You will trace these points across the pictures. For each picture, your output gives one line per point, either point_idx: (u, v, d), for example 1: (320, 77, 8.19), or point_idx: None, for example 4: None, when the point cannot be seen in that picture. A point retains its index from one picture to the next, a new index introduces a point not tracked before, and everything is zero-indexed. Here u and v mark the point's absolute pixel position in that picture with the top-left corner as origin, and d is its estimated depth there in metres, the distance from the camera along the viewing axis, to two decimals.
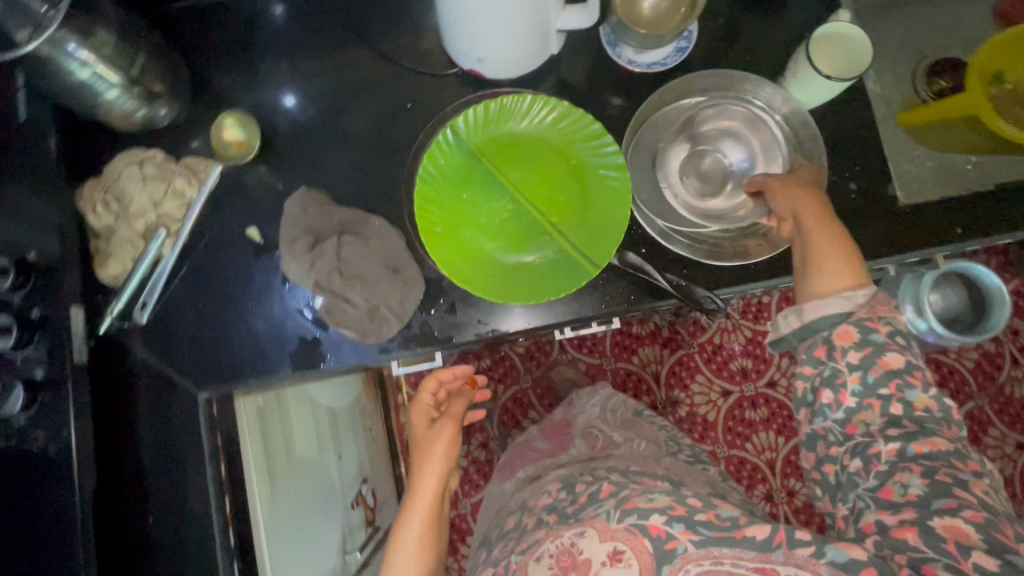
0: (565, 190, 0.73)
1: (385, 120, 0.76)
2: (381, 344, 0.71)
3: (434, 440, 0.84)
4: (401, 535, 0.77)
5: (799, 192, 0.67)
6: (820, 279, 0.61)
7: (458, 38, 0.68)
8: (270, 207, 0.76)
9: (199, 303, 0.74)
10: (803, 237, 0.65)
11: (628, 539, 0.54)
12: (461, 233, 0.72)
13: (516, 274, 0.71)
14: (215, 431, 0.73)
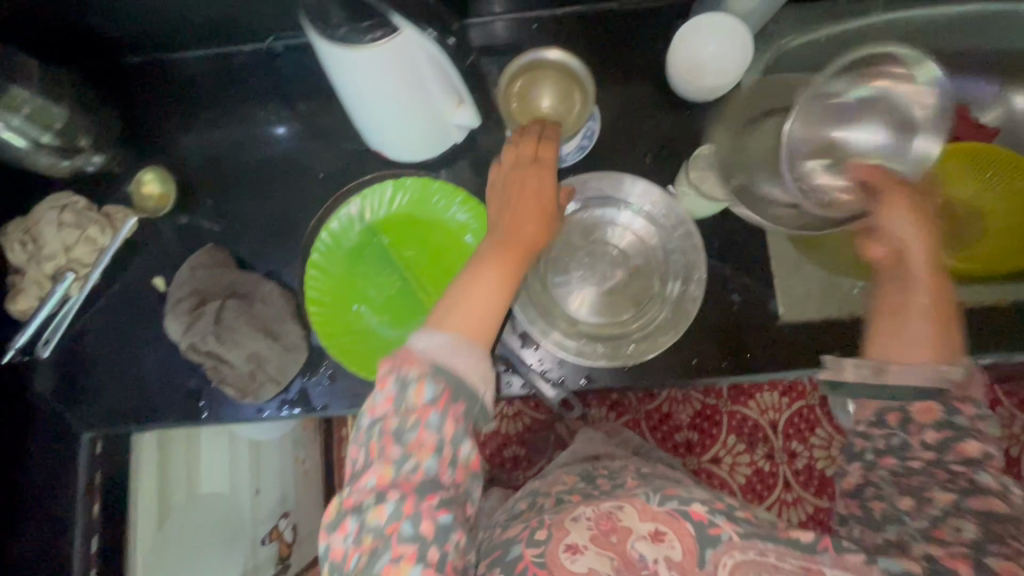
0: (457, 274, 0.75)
1: (298, 186, 0.81)
2: (258, 405, 0.74)
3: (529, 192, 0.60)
4: (470, 296, 0.52)
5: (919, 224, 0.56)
6: (906, 345, 0.52)
7: (364, 112, 0.66)
8: (180, 257, 0.80)
9: (103, 347, 0.79)
10: (904, 275, 0.55)
11: (670, 522, 0.51)
12: (347, 305, 0.74)
13: (393, 350, 0.73)
14: (93, 470, 0.76)
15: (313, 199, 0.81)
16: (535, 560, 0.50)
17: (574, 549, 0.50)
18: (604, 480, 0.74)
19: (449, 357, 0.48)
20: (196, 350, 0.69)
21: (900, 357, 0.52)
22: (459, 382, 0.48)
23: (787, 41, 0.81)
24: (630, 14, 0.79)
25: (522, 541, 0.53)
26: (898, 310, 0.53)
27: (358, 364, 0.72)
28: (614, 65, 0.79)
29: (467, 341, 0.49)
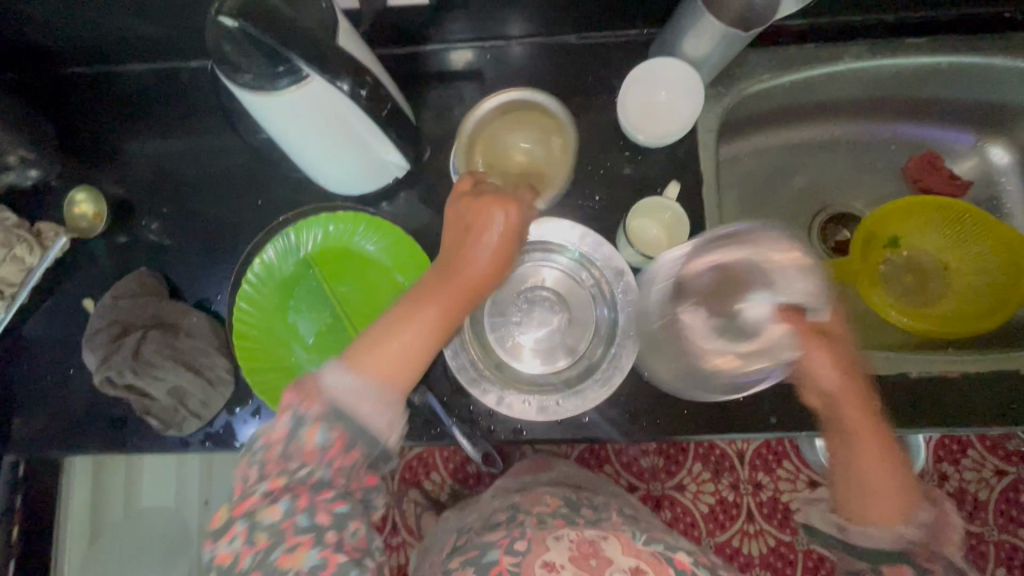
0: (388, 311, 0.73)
1: (236, 210, 0.79)
2: (182, 438, 0.73)
3: (479, 231, 0.55)
4: (395, 346, 0.51)
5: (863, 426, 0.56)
6: (868, 504, 0.55)
7: (298, 148, 0.63)
8: (111, 279, 0.78)
9: (28, 367, 0.77)
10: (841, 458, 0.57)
11: (651, 561, 0.59)
12: (277, 345, 0.73)
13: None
14: (14, 494, 0.76)
15: (254, 227, 0.78)
16: (511, 566, 0.58)
17: (551, 568, 0.57)
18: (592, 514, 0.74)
19: (351, 400, 0.48)
20: (113, 383, 0.67)
21: (876, 521, 0.55)
22: (357, 425, 0.47)
23: (748, 85, 0.79)
24: (586, 51, 0.76)
25: (504, 550, 0.61)
26: (862, 471, 0.56)
27: (283, 406, 0.70)
28: (568, 102, 0.76)
29: (378, 394, 0.49)
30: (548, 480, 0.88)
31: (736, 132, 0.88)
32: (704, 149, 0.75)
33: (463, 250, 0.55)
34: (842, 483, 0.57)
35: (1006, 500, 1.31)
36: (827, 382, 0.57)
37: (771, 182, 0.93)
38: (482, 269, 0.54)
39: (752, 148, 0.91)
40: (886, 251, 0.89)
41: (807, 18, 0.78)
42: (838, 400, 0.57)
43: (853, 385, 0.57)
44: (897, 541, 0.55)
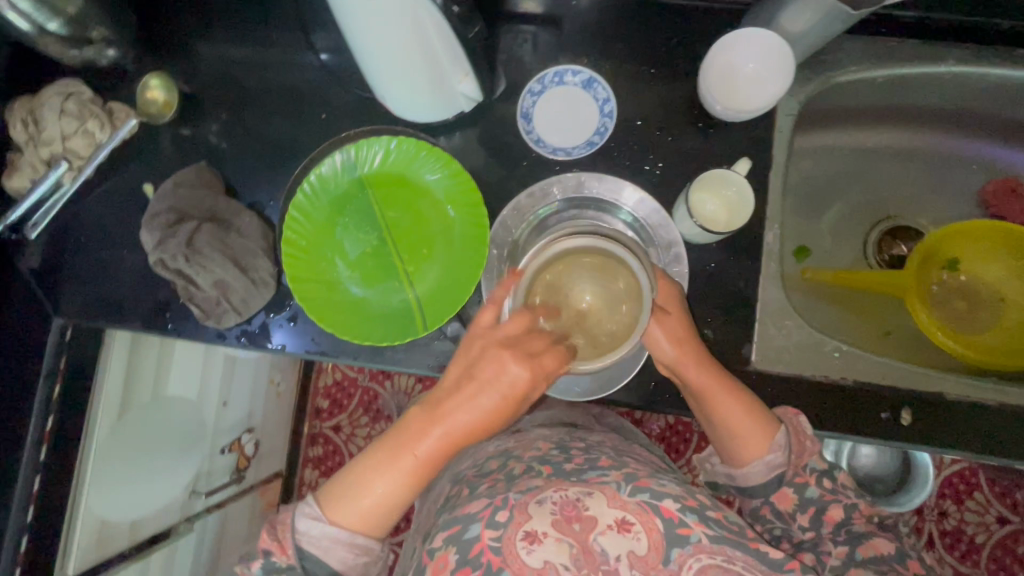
0: (434, 243, 0.75)
1: (298, 121, 0.79)
2: (220, 330, 0.76)
3: (464, 390, 0.58)
4: (371, 495, 0.57)
5: (707, 380, 0.62)
6: (737, 447, 0.61)
7: (373, 63, 0.63)
8: (170, 169, 0.80)
9: (85, 240, 0.81)
10: (706, 412, 0.63)
11: (639, 514, 0.51)
12: (321, 257, 0.74)
13: (355, 309, 0.73)
14: (59, 356, 0.81)
15: (314, 141, 0.79)
16: (493, 544, 0.50)
17: (532, 540, 0.50)
18: (581, 455, 0.68)
19: (322, 549, 0.58)
20: (165, 266, 0.70)
21: (749, 455, 0.60)
22: (317, 563, 0.58)
23: (839, 74, 0.75)
24: (674, 12, 0.73)
25: (483, 521, 0.52)
26: (714, 420, 0.62)
27: (320, 314, 0.72)
28: (646, 63, 0.74)
29: (349, 544, 0.58)
30: (541, 422, 0.87)
31: (814, 123, 0.84)
32: (778, 133, 0.73)
33: (444, 405, 0.58)
34: (713, 433, 0.63)
35: (1002, 546, 1.30)
36: (665, 354, 0.64)
37: (836, 182, 0.90)
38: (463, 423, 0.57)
39: (824, 143, 0.88)
40: (940, 273, 0.86)
41: (920, 11, 0.73)
42: (679, 368, 0.63)
43: (690, 348, 0.63)
44: (771, 467, 0.60)
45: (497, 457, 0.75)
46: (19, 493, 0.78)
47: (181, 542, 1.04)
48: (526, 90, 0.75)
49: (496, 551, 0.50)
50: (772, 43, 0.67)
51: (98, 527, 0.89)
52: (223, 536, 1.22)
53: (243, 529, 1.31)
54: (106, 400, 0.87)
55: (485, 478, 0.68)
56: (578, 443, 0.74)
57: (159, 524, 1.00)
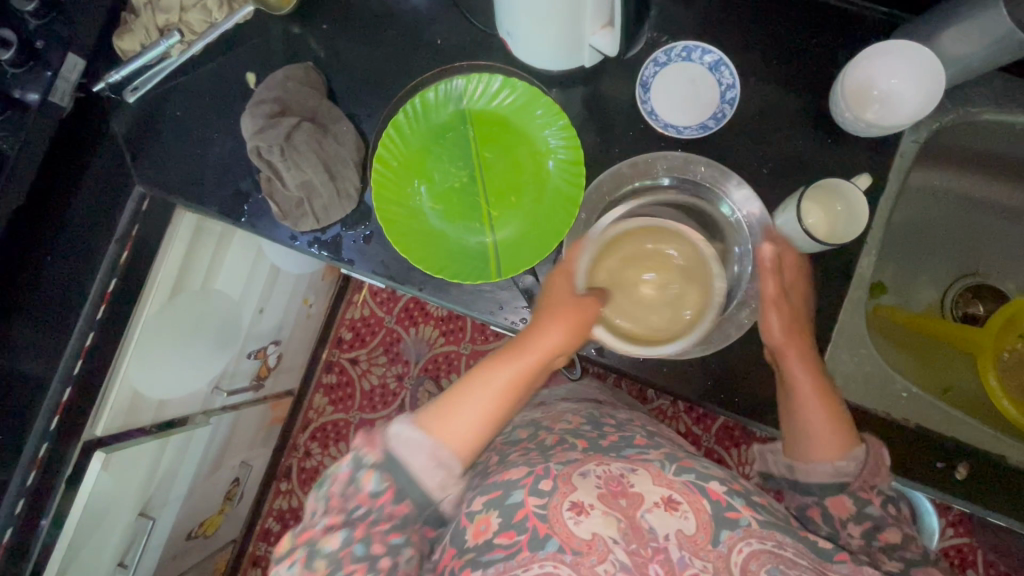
0: (523, 194, 0.74)
1: (412, 40, 0.78)
2: (293, 232, 0.76)
3: (563, 316, 0.60)
4: (461, 403, 0.57)
5: (800, 375, 0.61)
6: (811, 448, 0.60)
7: (518, 11, 0.61)
8: (274, 64, 0.80)
9: (181, 116, 0.81)
10: (790, 404, 0.62)
11: (686, 493, 0.51)
12: (408, 181, 0.73)
13: (432, 240, 0.73)
14: (133, 223, 0.83)
15: (424, 66, 0.78)
16: (537, 510, 0.50)
17: (579, 511, 0.49)
18: (614, 432, 0.66)
19: (408, 452, 0.55)
20: (260, 154, 0.71)
21: (816, 459, 0.59)
22: (400, 468, 0.54)
23: (978, 112, 0.71)
24: (820, 12, 0.71)
25: (526, 488, 0.52)
26: (793, 414, 0.61)
27: (396, 237, 0.71)
28: (778, 57, 0.71)
29: (434, 454, 0.55)
30: (563, 395, 0.86)
31: (932, 159, 0.80)
32: (898, 159, 0.70)
33: (541, 327, 0.60)
34: (788, 428, 0.62)
35: None
36: (771, 337, 0.63)
37: (933, 225, 0.87)
38: (557, 346, 0.59)
39: (934, 183, 0.84)
40: (1016, 340, 0.80)
41: None
42: (780, 354, 0.63)
43: (796, 343, 0.62)
44: (838, 476, 0.58)
45: (525, 424, 0.75)
46: (72, 344, 0.81)
47: (197, 432, 1.07)
48: (651, 58, 0.72)
49: (541, 518, 0.50)
50: (933, 68, 0.63)
51: (129, 396, 0.89)
52: (232, 436, 1.25)
53: (250, 434, 1.34)
54: (163, 279, 0.87)
55: (515, 446, 0.68)
56: (608, 420, 0.72)
57: (179, 410, 1.02)
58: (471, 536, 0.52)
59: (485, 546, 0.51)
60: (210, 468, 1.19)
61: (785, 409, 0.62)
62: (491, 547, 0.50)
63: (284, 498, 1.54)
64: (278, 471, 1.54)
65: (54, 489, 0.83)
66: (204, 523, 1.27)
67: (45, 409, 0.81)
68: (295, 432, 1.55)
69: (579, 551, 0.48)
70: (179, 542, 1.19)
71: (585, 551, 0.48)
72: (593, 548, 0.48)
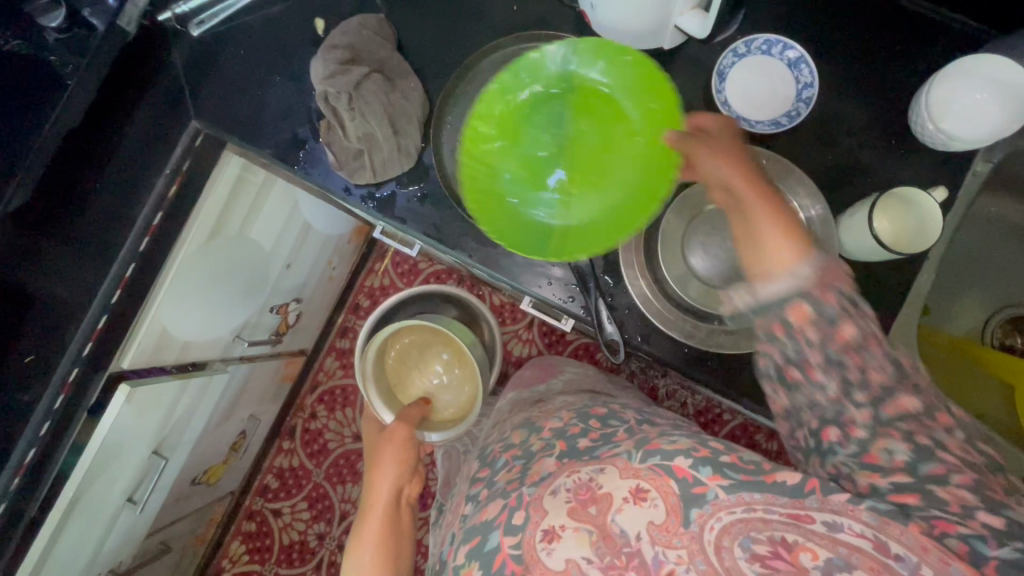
0: (607, 182, 0.69)
1: (491, 3, 0.76)
2: (348, 183, 0.75)
3: (379, 477, 0.75)
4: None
5: (749, 184, 0.56)
6: (760, 250, 0.52)
7: None
8: (344, 13, 0.79)
9: (246, 56, 0.81)
10: (741, 220, 0.55)
11: (653, 479, 0.46)
12: (499, 138, 0.69)
13: (505, 204, 0.68)
14: (185, 155, 0.82)
15: (495, 31, 0.77)
16: (512, 553, 0.48)
17: (551, 539, 0.46)
18: (597, 426, 0.60)
19: None
20: (327, 100, 0.71)
21: (773, 265, 0.51)
22: None
23: None
24: (909, 20, 0.69)
25: (502, 529, 0.50)
26: (745, 226, 0.54)
27: (470, 191, 0.67)
28: (859, 61, 0.70)
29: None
30: (559, 389, 0.84)
31: (1001, 185, 0.79)
32: (970, 177, 0.69)
33: (373, 488, 0.74)
34: (740, 235, 0.55)
35: None
36: (718, 175, 0.59)
37: (986, 251, 0.86)
38: (387, 494, 0.74)
39: (988, 209, 0.83)
40: None
41: None
42: (726, 179, 0.58)
43: (736, 163, 0.58)
44: (794, 281, 0.49)
45: (520, 426, 0.70)
46: (114, 271, 0.82)
47: (215, 377, 1.07)
48: (731, 48, 0.70)
49: (517, 561, 0.47)
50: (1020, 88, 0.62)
51: (158, 333, 0.89)
52: (246, 388, 1.24)
53: (262, 389, 1.33)
54: (204, 220, 0.85)
55: (505, 455, 0.64)
56: (598, 408, 0.66)
57: (203, 354, 1.02)
58: None
59: None
60: (221, 417, 1.18)
61: (740, 225, 0.55)
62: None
63: (286, 456, 1.54)
64: (283, 429, 1.55)
65: (76, 418, 0.84)
66: (208, 472, 1.26)
67: (80, 336, 0.81)
68: (303, 393, 1.55)
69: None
70: (183, 486, 1.19)
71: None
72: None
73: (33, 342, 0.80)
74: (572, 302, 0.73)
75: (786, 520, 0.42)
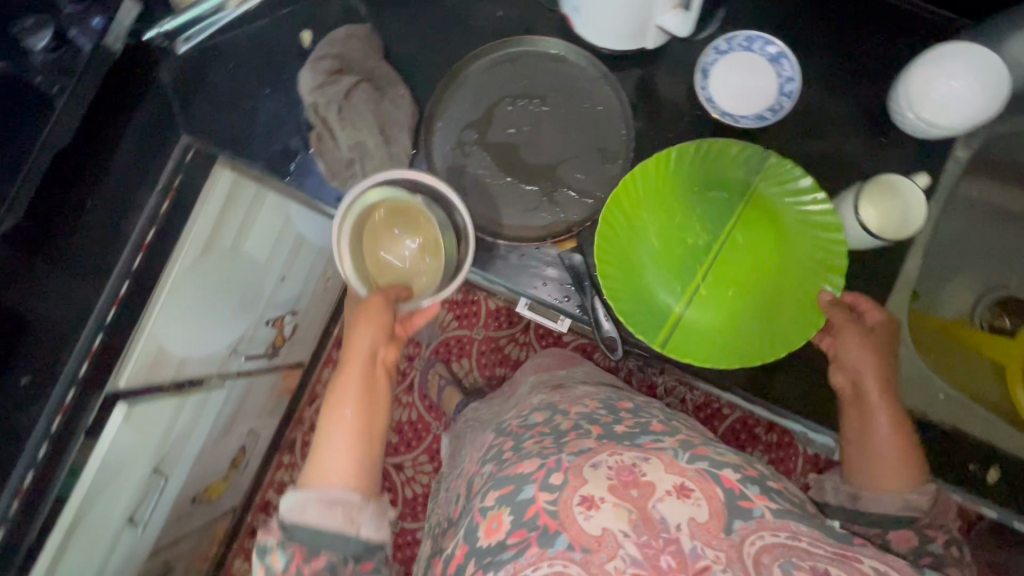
0: (746, 288, 0.71)
1: (475, 10, 0.77)
2: (340, 194, 0.76)
3: (356, 337, 0.65)
4: (324, 451, 0.61)
5: (894, 414, 0.62)
6: (877, 480, 0.61)
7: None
8: (330, 25, 0.80)
9: (235, 71, 0.82)
10: (858, 435, 0.63)
11: (698, 481, 0.49)
12: (647, 219, 0.71)
13: (631, 276, 0.70)
14: (177, 171, 0.83)
15: (482, 37, 0.77)
16: (546, 506, 0.49)
17: (589, 504, 0.47)
18: (631, 416, 0.62)
19: (305, 519, 0.57)
20: (317, 110, 0.72)
21: (883, 486, 0.60)
22: (300, 529, 0.57)
23: None
24: (886, 12, 0.71)
25: (538, 484, 0.51)
26: (859, 441, 0.63)
27: (604, 257, 0.68)
28: (840, 55, 0.72)
29: (323, 499, 0.57)
30: (582, 378, 0.85)
31: (984, 171, 0.81)
32: (952, 163, 0.71)
33: (351, 352, 0.65)
34: (854, 453, 0.63)
35: None
36: (855, 375, 0.63)
37: (973, 236, 0.88)
38: (364, 355, 0.65)
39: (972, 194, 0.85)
40: None
41: None
42: (859, 383, 0.63)
43: (879, 369, 0.63)
44: (903, 506, 0.59)
45: (541, 406, 0.70)
46: (108, 291, 0.82)
47: (212, 394, 1.06)
48: (713, 46, 0.72)
49: (551, 515, 0.48)
50: (999, 75, 0.63)
51: (153, 350, 0.89)
52: (244, 403, 1.24)
53: (260, 402, 1.33)
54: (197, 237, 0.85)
55: (530, 430, 0.64)
56: (627, 403, 0.68)
57: (200, 370, 1.01)
58: (484, 533, 0.51)
59: (497, 547, 0.49)
60: (219, 433, 1.18)
61: (855, 439, 0.63)
62: (503, 548, 0.48)
63: (287, 471, 1.53)
64: (283, 443, 1.54)
65: (73, 439, 0.82)
66: (209, 489, 1.25)
67: (76, 352, 0.81)
68: (302, 405, 1.54)
69: (588, 548, 0.45)
70: (184, 505, 1.17)
71: (595, 547, 0.45)
72: (602, 545, 0.45)
73: (28, 362, 0.78)
74: (569, 303, 0.74)
75: (832, 556, 0.45)
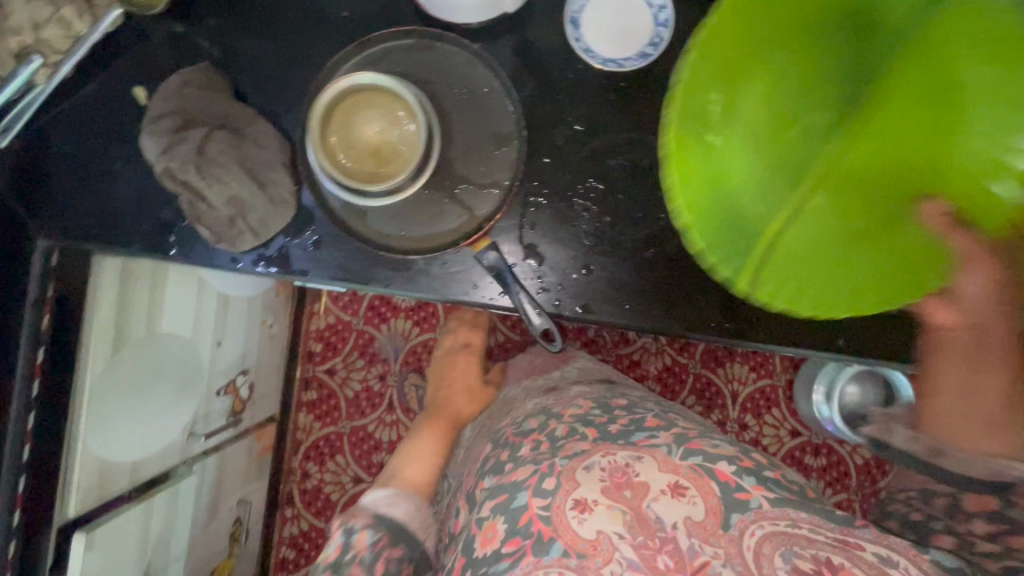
0: (867, 199, 0.65)
1: (317, 16, 0.70)
2: (233, 255, 0.70)
3: None
4: None
5: (973, 357, 0.59)
6: (967, 427, 0.58)
7: None
8: (163, 74, 0.71)
9: (74, 151, 0.73)
10: (948, 385, 0.60)
11: (692, 478, 0.58)
12: (746, 88, 0.62)
13: (716, 165, 0.62)
14: (46, 281, 0.73)
15: (335, 44, 0.70)
16: (541, 511, 0.57)
17: (583, 509, 0.56)
18: (624, 415, 0.70)
19: None
20: (172, 175, 0.65)
21: (971, 441, 0.57)
22: None
23: None
24: None
25: (532, 489, 0.60)
26: (948, 394, 0.59)
27: (688, 145, 0.57)
28: None
29: None
30: (575, 376, 0.89)
31: None
32: None
33: None
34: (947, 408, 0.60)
35: None
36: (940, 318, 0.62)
37: None
38: None
39: None
40: None
41: None
42: (978, 335, 0.59)
43: (993, 313, 0.58)
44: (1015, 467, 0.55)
45: (535, 413, 0.76)
46: (12, 428, 0.73)
47: (182, 485, 0.98)
48: None
49: (546, 519, 0.57)
50: None
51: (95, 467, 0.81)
52: (222, 477, 1.16)
53: (241, 470, 1.25)
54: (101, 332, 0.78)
55: (527, 438, 0.69)
56: (620, 401, 0.76)
57: (158, 467, 0.93)
58: (482, 542, 0.60)
59: (495, 552, 0.58)
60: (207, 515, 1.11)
61: (947, 393, 0.60)
62: (501, 554, 0.57)
63: (293, 524, 1.42)
64: (281, 496, 1.42)
65: None
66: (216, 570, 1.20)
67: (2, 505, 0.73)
68: (286, 456, 1.42)
69: (584, 552, 0.54)
70: None
71: (590, 552, 0.54)
72: (598, 548, 0.54)
73: None
74: (492, 299, 0.70)
75: (828, 541, 0.55)
